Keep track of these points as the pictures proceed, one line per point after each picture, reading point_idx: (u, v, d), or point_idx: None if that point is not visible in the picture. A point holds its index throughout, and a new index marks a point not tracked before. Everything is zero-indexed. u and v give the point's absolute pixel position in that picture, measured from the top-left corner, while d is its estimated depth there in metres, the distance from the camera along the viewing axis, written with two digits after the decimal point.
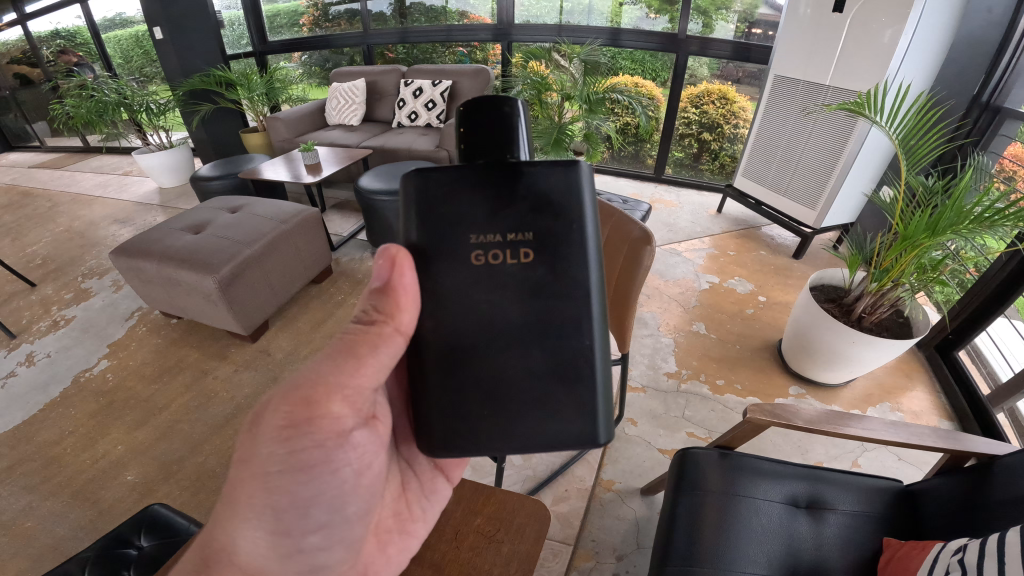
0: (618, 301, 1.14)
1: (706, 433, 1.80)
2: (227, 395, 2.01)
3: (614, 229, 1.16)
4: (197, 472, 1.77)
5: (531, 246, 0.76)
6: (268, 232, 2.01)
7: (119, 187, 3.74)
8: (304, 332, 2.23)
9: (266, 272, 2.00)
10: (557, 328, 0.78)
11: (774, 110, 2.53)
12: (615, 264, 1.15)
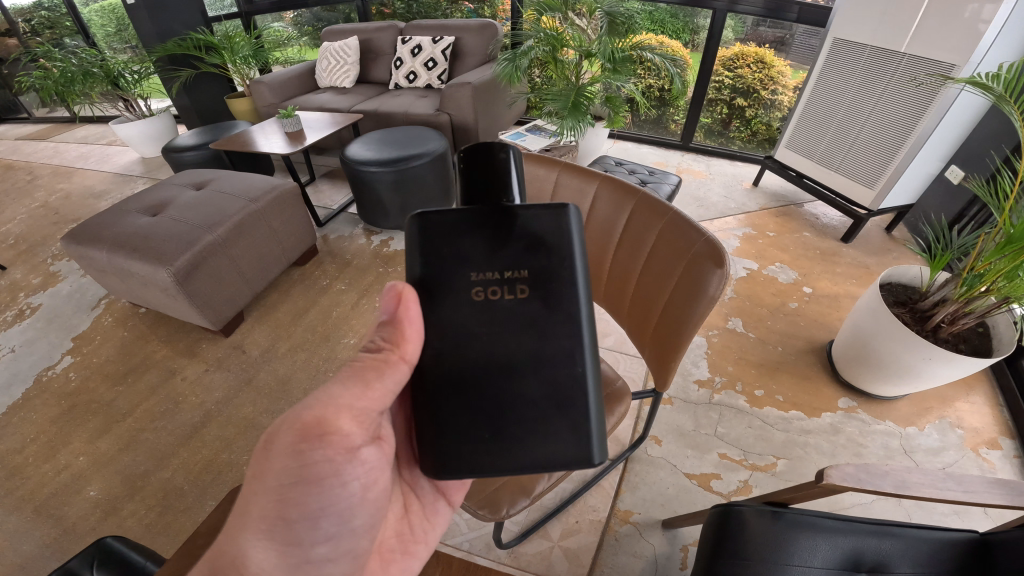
0: (664, 330, 0.87)
1: (741, 454, 1.55)
2: (195, 400, 1.76)
3: (665, 235, 0.86)
4: (163, 489, 1.54)
5: (527, 285, 0.60)
6: (235, 213, 1.75)
7: (101, 160, 3.50)
8: (284, 322, 1.94)
9: (235, 259, 1.76)
10: (549, 369, 0.60)
11: (829, 77, 2.17)
12: (661, 279, 0.87)
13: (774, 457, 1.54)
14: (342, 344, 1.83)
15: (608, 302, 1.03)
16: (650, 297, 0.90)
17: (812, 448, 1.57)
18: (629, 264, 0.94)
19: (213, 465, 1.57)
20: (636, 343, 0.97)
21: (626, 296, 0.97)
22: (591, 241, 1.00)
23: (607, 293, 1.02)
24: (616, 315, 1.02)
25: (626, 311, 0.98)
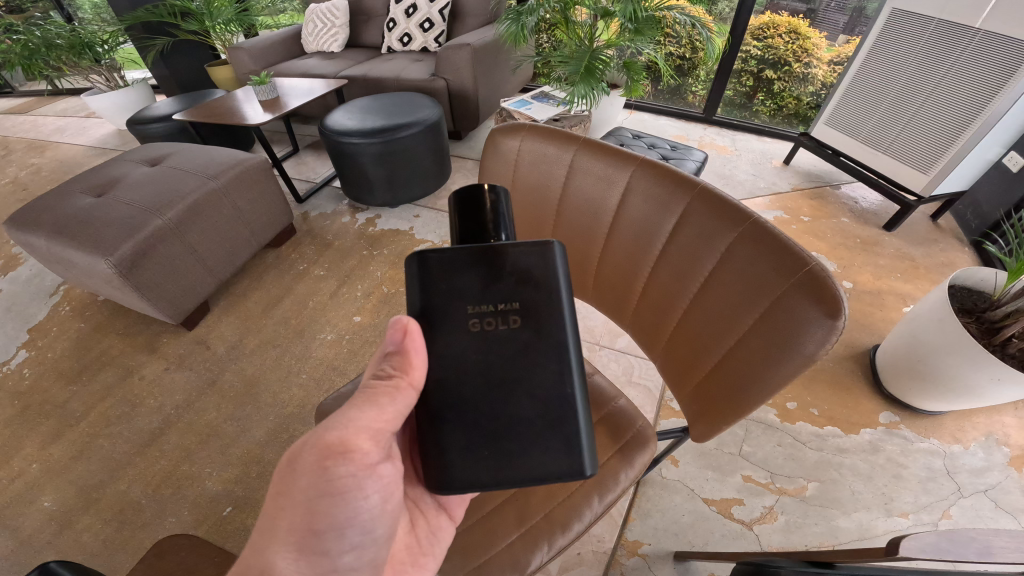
0: (721, 384, 0.64)
1: (767, 477, 1.36)
2: (152, 404, 1.55)
3: (732, 251, 0.60)
4: (120, 501, 1.33)
5: (517, 315, 0.50)
6: (190, 193, 1.56)
7: (78, 133, 3.30)
8: (253, 314, 1.72)
9: (193, 244, 1.58)
10: (526, 415, 0.50)
11: (884, 47, 1.89)
12: (719, 315, 0.63)
13: (804, 481, 1.35)
14: (318, 338, 1.62)
15: (635, 326, 0.80)
16: (701, 335, 0.66)
17: (847, 470, 1.37)
18: (668, 286, 0.69)
19: (169, 476, 1.36)
20: (672, 386, 0.74)
21: (663, 327, 0.73)
22: (617, 249, 0.75)
23: (636, 316, 0.78)
24: (647, 345, 0.78)
25: (662, 344, 0.74)
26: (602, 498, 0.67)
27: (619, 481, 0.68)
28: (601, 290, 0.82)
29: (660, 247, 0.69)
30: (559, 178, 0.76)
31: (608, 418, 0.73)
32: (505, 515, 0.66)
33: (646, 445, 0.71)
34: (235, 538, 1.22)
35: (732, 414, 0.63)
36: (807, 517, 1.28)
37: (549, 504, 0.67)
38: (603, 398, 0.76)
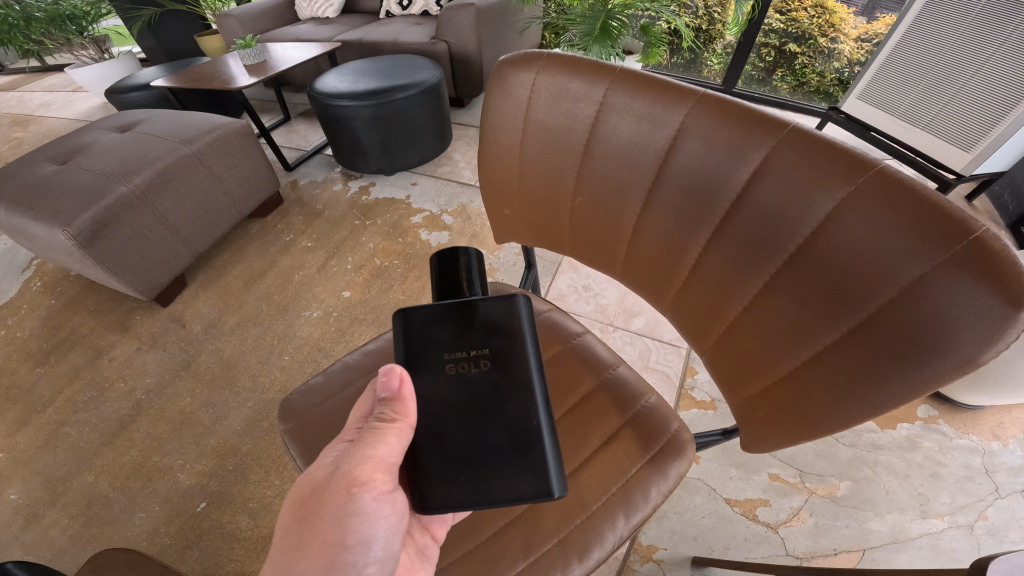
0: (807, 392, 0.48)
1: (795, 476, 1.22)
2: (123, 388, 1.43)
3: (846, 215, 0.42)
4: (87, 495, 1.20)
5: (487, 357, 0.47)
6: (160, 158, 1.47)
7: (61, 106, 3.15)
8: (233, 289, 1.59)
9: (165, 213, 1.49)
10: (499, 432, 0.46)
11: (928, 15, 1.72)
12: (811, 300, 0.46)
13: (835, 480, 1.20)
14: (304, 316, 1.48)
15: (676, 309, 0.64)
16: (780, 327, 0.50)
17: (882, 468, 1.22)
18: (732, 260, 0.52)
19: (138, 468, 1.23)
20: (727, 386, 0.59)
21: (719, 314, 0.57)
22: (658, 214, 0.58)
23: (681, 298, 0.62)
24: (693, 334, 0.63)
25: (716, 332, 0.58)
26: (627, 518, 0.53)
27: (648, 498, 0.54)
28: (634, 264, 0.66)
29: (723, 210, 0.52)
30: (583, 120, 0.59)
31: (633, 421, 0.59)
32: (509, 537, 0.52)
33: (681, 455, 0.57)
34: (207, 536, 1.10)
35: (821, 430, 0.48)
36: (836, 520, 1.14)
37: (562, 524, 0.53)
38: (630, 399, 0.61)
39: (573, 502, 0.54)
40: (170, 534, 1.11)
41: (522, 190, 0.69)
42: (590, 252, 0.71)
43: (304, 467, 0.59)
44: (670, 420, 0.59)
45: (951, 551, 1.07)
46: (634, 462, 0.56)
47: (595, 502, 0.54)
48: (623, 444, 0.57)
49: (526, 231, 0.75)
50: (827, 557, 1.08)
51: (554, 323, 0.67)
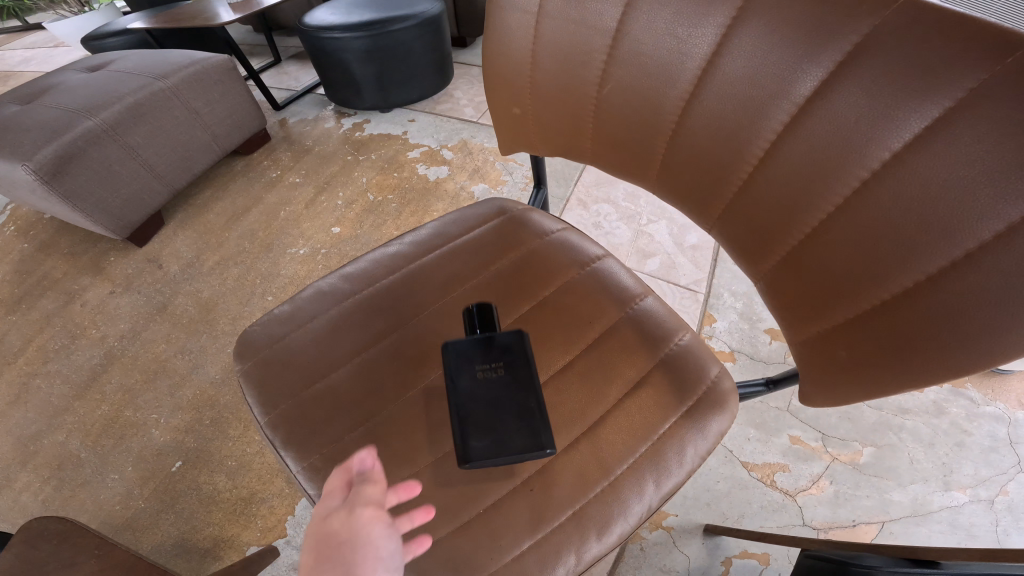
0: (892, 334, 0.37)
1: (817, 440, 0.97)
2: (97, 335, 1.29)
3: (988, 92, 0.29)
4: (57, 456, 1.08)
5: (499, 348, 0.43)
6: (129, 93, 1.30)
7: (41, 61, 2.97)
8: (214, 228, 1.43)
9: (139, 151, 1.33)
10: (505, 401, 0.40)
11: None
12: (919, 217, 0.34)
13: (860, 445, 0.95)
14: (290, 253, 1.32)
15: (722, 231, 0.52)
16: (864, 251, 0.38)
17: (908, 436, 0.95)
18: (806, 165, 0.40)
19: (108, 424, 1.11)
20: (785, 324, 0.47)
21: (778, 237, 0.45)
22: (706, 112, 0.45)
23: (729, 218, 0.50)
24: (744, 261, 0.51)
25: (773, 258, 0.46)
26: (655, 484, 0.42)
27: (681, 466, 0.43)
28: (672, 178, 0.53)
29: (804, 99, 0.38)
30: None
31: (665, 365, 0.47)
32: (513, 506, 0.41)
33: (720, 410, 0.46)
34: (183, 498, 1.00)
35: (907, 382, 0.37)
36: (857, 489, 0.91)
37: (579, 494, 0.41)
38: (659, 340, 0.48)
39: (592, 465, 0.42)
40: (144, 496, 1.01)
41: (536, 86, 0.55)
42: (618, 164, 0.58)
43: (264, 416, 0.47)
44: (707, 367, 0.48)
45: (976, 532, 0.84)
46: (667, 417, 0.45)
47: (619, 467, 0.42)
48: (653, 394, 0.45)
49: (539, 140, 0.62)
50: (846, 529, 0.88)
51: (565, 247, 0.55)
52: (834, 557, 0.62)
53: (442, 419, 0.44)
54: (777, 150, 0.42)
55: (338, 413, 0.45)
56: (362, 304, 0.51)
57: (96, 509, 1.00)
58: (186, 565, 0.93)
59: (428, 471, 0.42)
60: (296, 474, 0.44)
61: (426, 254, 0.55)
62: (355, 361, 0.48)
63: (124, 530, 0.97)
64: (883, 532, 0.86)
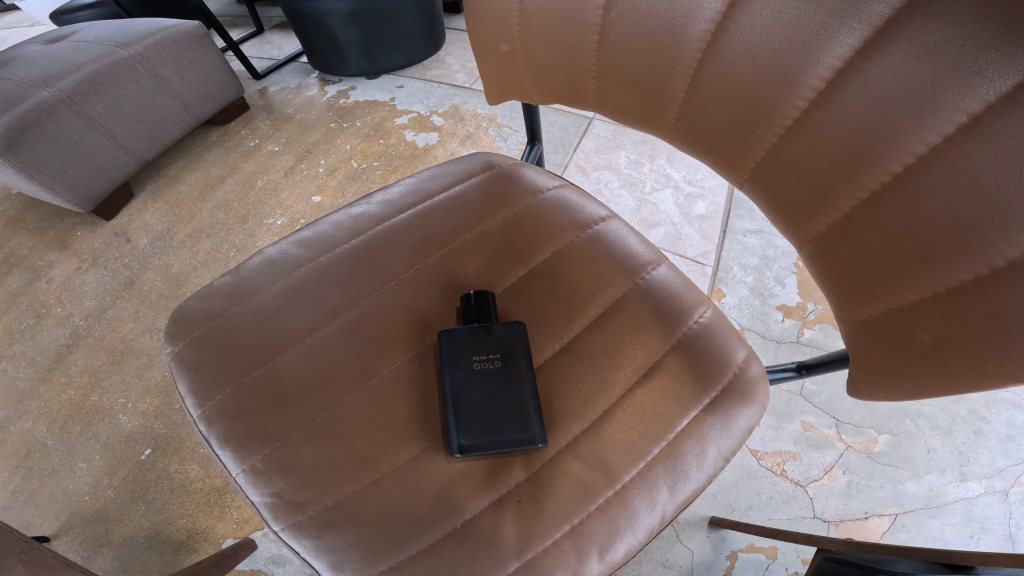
0: (976, 319, 0.28)
1: (830, 426, 0.81)
2: (63, 314, 1.12)
3: None
4: (19, 448, 0.93)
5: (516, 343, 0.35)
6: (88, 62, 1.16)
7: None
8: (186, 199, 1.28)
9: (104, 119, 1.20)
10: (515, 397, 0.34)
11: None
12: None
13: (876, 432, 0.79)
14: (266, 223, 1.21)
15: (758, 189, 0.43)
16: (950, 213, 0.29)
17: (925, 423, 0.79)
18: (881, 101, 0.31)
19: (75, 409, 0.96)
20: (836, 300, 0.39)
21: (830, 196, 0.36)
22: (742, 44, 0.36)
23: (767, 174, 0.41)
24: (786, 225, 0.42)
25: (825, 220, 0.38)
26: (670, 490, 0.35)
27: (701, 471, 0.36)
28: (696, 128, 0.44)
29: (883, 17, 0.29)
30: None
31: (682, 349, 0.39)
32: (501, 519, 0.33)
33: (748, 403, 0.38)
34: (155, 489, 0.86)
35: (992, 383, 0.28)
36: (870, 481, 0.76)
37: (580, 505, 0.33)
38: (675, 318, 0.40)
39: (594, 469, 0.34)
40: (114, 487, 0.87)
41: (529, 20, 0.45)
42: (631, 111, 0.49)
43: (199, 410, 0.37)
44: (732, 351, 0.40)
45: (987, 526, 0.70)
46: (685, 412, 0.36)
47: (627, 472, 0.34)
48: (667, 384, 0.37)
49: (535, 86, 0.53)
50: (858, 523, 0.73)
51: (563, 209, 0.46)
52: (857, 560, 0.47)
53: (413, 413, 0.35)
54: (838, 81, 0.32)
55: (286, 404, 0.36)
56: (323, 270, 0.41)
57: (63, 503, 0.86)
58: (160, 566, 0.80)
59: (396, 477, 0.33)
60: (236, 478, 0.35)
61: (398, 213, 0.45)
62: (307, 339, 0.38)
63: (91, 526, 0.84)
64: (897, 529, 0.71)
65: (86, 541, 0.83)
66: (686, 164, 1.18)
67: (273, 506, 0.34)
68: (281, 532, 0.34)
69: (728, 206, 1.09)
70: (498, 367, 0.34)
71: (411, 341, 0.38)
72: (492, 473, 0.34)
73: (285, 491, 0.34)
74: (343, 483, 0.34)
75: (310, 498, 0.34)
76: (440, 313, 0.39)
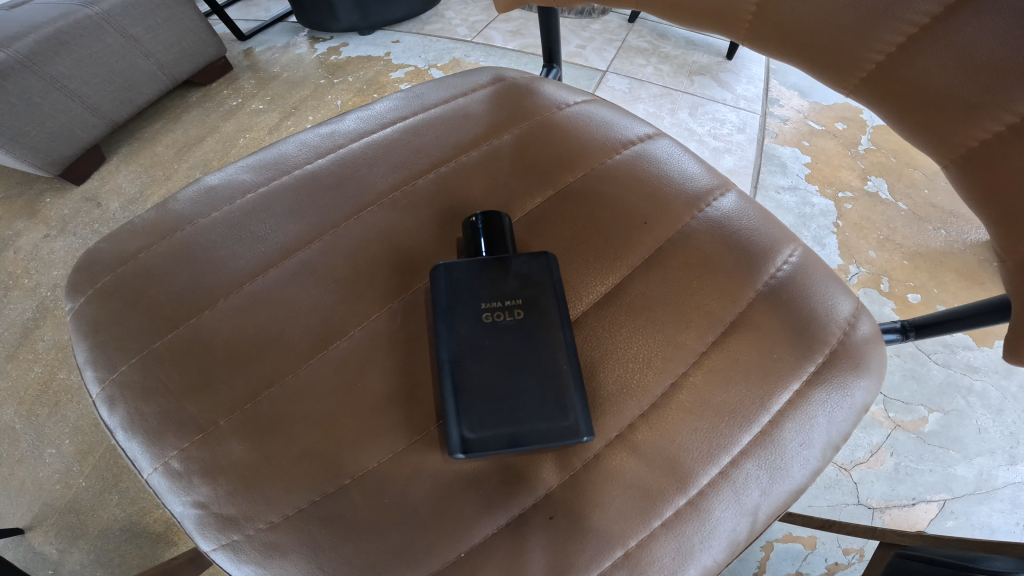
0: None
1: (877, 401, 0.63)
2: (32, 285, 0.91)
3: None
4: None
5: (541, 289, 0.25)
6: (47, 18, 0.91)
7: None
8: (163, 159, 1.09)
9: (72, 80, 0.97)
10: (542, 366, 0.23)
11: None
12: None
13: (925, 410, 0.62)
14: None
15: (875, 92, 0.32)
16: None
17: (977, 400, 0.63)
18: None
19: (40, 387, 0.72)
20: (998, 232, 0.29)
21: (1006, 94, 0.26)
22: None
23: (892, 72, 0.30)
24: (920, 137, 0.32)
25: (995, 126, 0.27)
26: (763, 493, 0.24)
27: (804, 466, 0.25)
28: (785, 23, 0.33)
29: None
30: None
31: (768, 300, 0.28)
32: (527, 542, 0.22)
33: (862, 371, 0.27)
34: (131, 474, 0.65)
35: None
36: (919, 464, 0.59)
37: (638, 521, 0.23)
38: (755, 259, 0.29)
39: (657, 470, 0.24)
40: (88, 474, 0.66)
41: None
42: (688, 8, 0.37)
43: (99, 390, 0.27)
44: (835, 302, 0.28)
45: None
46: (784, 388, 0.26)
47: (705, 473, 0.24)
48: (752, 348, 0.26)
49: None
50: (903, 510, 0.57)
51: (593, 126, 0.35)
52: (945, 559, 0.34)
53: (394, 393, 0.24)
54: None
55: (213, 378, 0.25)
56: (272, 198, 0.30)
57: (34, 492, 0.64)
58: (136, 562, 0.60)
59: (370, 486, 0.23)
60: (150, 481, 0.25)
61: (378, 129, 0.34)
62: (245, 290, 0.27)
63: (64, 516, 0.63)
64: (944, 516, 0.56)
65: (62, 531, 0.62)
66: (710, 119, 1.02)
67: (200, 519, 0.24)
68: (213, 553, 0.24)
69: (758, 162, 0.94)
70: (518, 321, 0.24)
71: (390, 292, 0.27)
72: (511, 477, 0.23)
73: (213, 501, 0.24)
74: (292, 494, 0.23)
75: (246, 512, 0.23)
76: (430, 254, 0.28)
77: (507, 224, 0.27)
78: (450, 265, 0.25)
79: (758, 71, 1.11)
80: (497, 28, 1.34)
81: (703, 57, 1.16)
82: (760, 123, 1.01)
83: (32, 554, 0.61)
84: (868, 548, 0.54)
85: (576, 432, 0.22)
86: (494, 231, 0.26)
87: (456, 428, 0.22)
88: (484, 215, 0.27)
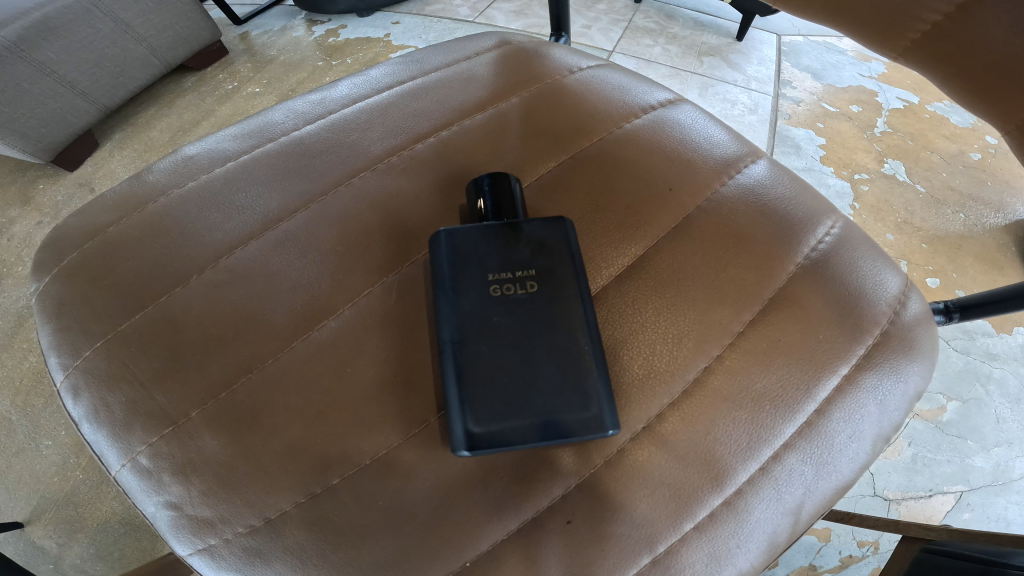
0: None
1: None
2: (26, 273, 0.87)
3: None
4: None
5: (556, 263, 0.22)
6: (33, 3, 0.86)
7: None
8: (156, 144, 1.06)
9: (62, 65, 0.93)
10: (557, 349, 0.20)
11: None
12: None
13: (944, 398, 0.59)
14: None
15: (927, 57, 0.29)
16: None
17: (996, 389, 0.60)
18: None
19: (36, 376, 0.65)
20: None
21: None
22: None
23: (950, 31, 0.27)
24: (975, 106, 0.29)
25: None
26: (807, 490, 0.21)
27: (852, 460, 0.22)
28: None
29: None
30: None
31: (810, 276, 0.25)
32: (542, 552, 0.20)
33: (914, 356, 0.24)
34: None
35: None
36: (937, 454, 0.55)
37: (668, 524, 0.20)
38: (793, 231, 0.26)
39: (688, 465, 0.21)
40: (87, 464, 0.60)
41: None
42: None
43: (63, 376, 0.24)
44: (882, 279, 0.25)
45: None
46: (830, 375, 0.23)
47: (744, 472, 0.21)
48: (794, 328, 0.23)
49: None
50: (919, 502, 0.53)
51: (608, 90, 0.32)
52: (970, 555, 0.32)
53: (388, 380, 0.22)
54: None
55: (188, 363, 0.22)
56: (256, 165, 0.27)
57: (30, 486, 0.59)
58: (138, 554, 0.55)
59: (362, 487, 0.20)
60: (118, 477, 0.22)
61: (374, 94, 0.31)
62: (223, 266, 0.24)
63: (63, 508, 0.58)
64: (960, 508, 0.53)
65: (62, 524, 0.57)
66: (721, 100, 0.98)
67: (174, 522, 0.21)
68: (190, 558, 0.21)
69: (772, 143, 0.91)
70: (530, 298, 0.21)
71: (384, 268, 0.24)
72: (523, 474, 0.20)
73: (186, 501, 0.21)
74: (273, 495, 0.20)
75: (223, 514, 0.21)
76: (428, 226, 0.25)
77: (517, 189, 0.24)
78: (452, 236, 0.22)
79: (770, 53, 1.07)
80: (499, 9, 1.29)
81: (712, 37, 1.12)
82: (773, 105, 0.97)
83: (30, 548, 0.56)
84: (883, 540, 0.51)
85: (597, 422, 0.19)
86: (504, 200, 0.23)
87: (464, 420, 0.19)
88: (488, 180, 0.23)
